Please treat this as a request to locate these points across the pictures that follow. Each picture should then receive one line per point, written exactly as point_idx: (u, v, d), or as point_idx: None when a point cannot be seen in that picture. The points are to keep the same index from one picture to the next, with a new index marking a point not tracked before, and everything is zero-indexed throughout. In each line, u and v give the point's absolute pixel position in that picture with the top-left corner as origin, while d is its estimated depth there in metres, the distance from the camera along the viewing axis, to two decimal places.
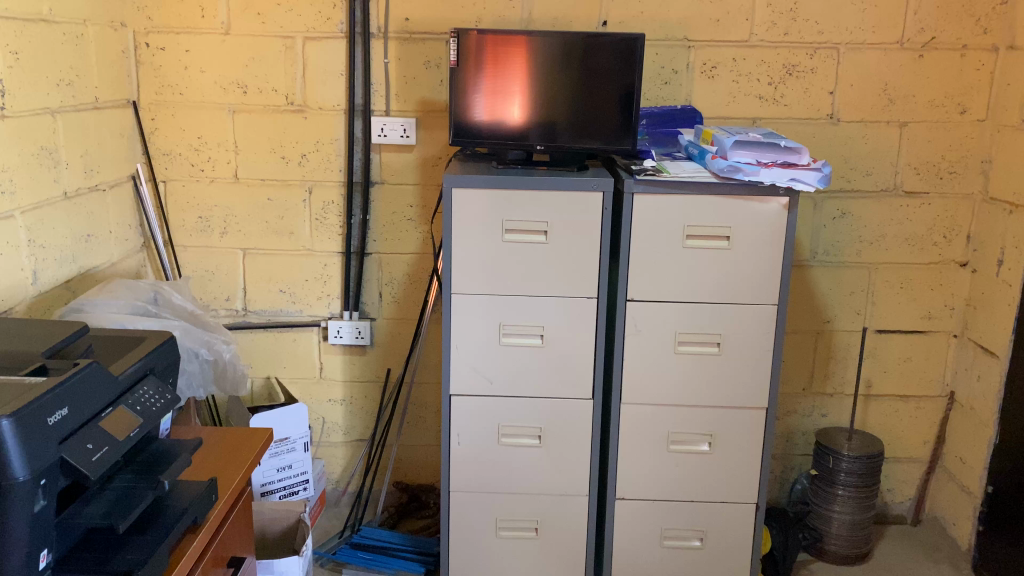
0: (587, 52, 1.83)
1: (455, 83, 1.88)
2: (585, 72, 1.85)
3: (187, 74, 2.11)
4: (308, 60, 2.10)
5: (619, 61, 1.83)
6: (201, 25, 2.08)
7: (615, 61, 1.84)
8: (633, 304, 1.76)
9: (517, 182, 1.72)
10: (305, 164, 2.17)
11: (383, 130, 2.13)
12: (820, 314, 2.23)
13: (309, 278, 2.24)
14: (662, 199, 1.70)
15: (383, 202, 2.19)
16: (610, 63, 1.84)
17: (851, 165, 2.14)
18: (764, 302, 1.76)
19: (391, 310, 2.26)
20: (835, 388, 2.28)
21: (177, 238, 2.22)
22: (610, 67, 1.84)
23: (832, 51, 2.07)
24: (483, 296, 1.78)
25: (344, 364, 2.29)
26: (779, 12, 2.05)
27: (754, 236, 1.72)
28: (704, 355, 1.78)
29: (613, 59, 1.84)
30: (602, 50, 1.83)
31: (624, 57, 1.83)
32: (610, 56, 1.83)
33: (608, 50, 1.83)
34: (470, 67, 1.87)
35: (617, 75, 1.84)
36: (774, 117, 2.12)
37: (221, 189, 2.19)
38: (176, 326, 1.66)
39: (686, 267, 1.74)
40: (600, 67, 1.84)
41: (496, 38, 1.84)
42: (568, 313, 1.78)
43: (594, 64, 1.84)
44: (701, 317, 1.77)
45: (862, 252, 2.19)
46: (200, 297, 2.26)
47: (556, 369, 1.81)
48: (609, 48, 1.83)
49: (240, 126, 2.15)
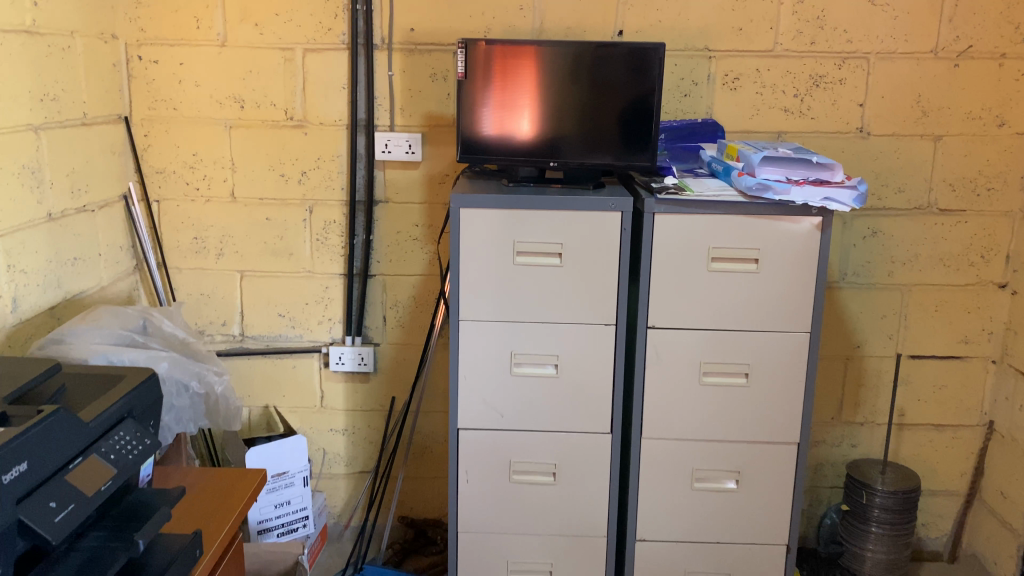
0: (597, 63, 1.72)
1: (461, 99, 1.78)
2: (596, 84, 1.73)
3: (182, 88, 2.01)
4: (308, 72, 2.00)
5: (633, 72, 1.72)
6: (197, 37, 1.98)
7: (628, 71, 1.72)
8: (655, 331, 1.64)
9: (529, 201, 1.60)
10: (305, 182, 2.06)
11: (387, 146, 2.02)
12: (850, 338, 2.11)
13: (309, 301, 2.13)
14: (685, 219, 1.59)
15: (387, 221, 2.08)
16: (622, 74, 1.72)
17: (883, 181, 2.02)
18: (795, 330, 1.64)
19: (395, 335, 2.15)
20: (866, 417, 2.15)
21: (171, 260, 2.12)
22: (623, 78, 1.73)
23: (861, 61, 1.96)
24: (493, 323, 1.66)
25: (346, 392, 2.17)
26: (805, 20, 1.94)
27: (785, 258, 1.60)
28: (731, 386, 1.66)
29: (626, 70, 1.72)
30: (613, 60, 1.72)
31: (638, 67, 1.72)
32: (623, 67, 1.72)
33: (620, 60, 1.72)
34: (477, 80, 1.76)
35: (632, 86, 1.73)
36: (800, 131, 2.00)
37: (217, 209, 2.08)
38: (164, 357, 1.54)
39: (711, 292, 1.62)
40: (611, 77, 1.73)
41: (504, 49, 1.73)
42: (585, 341, 1.66)
43: (605, 75, 1.73)
44: (727, 346, 1.65)
45: (894, 273, 2.07)
46: (195, 322, 2.15)
47: (572, 402, 1.69)
48: (621, 58, 1.71)
49: (237, 142, 2.04)
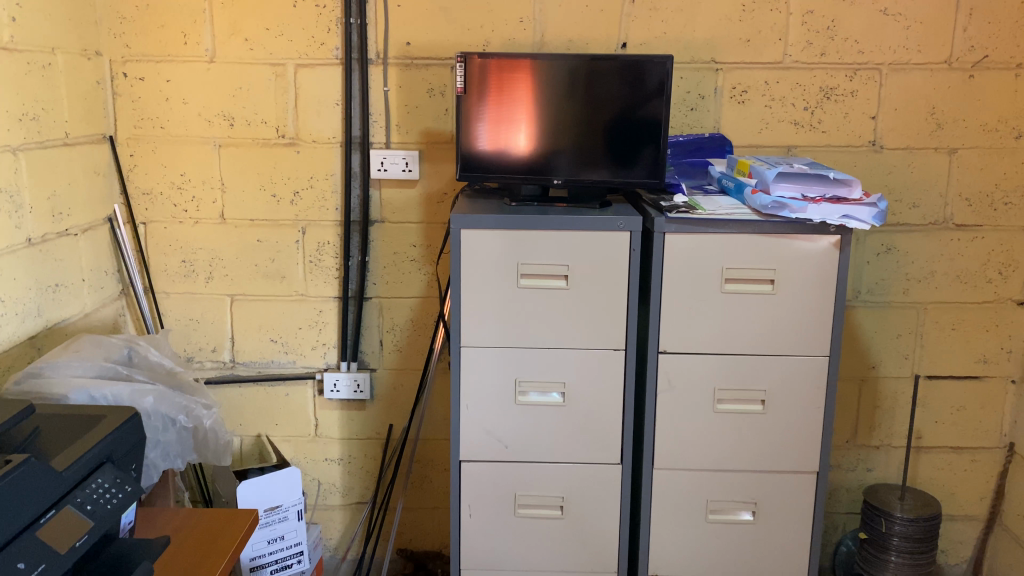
0: (593, 77, 1.65)
1: (458, 118, 1.71)
2: (594, 99, 1.66)
3: (169, 106, 1.94)
4: (300, 89, 1.92)
5: (631, 85, 1.65)
6: (184, 52, 1.91)
7: (626, 84, 1.65)
8: (666, 356, 1.57)
9: (533, 221, 1.53)
10: (298, 202, 1.98)
11: (383, 164, 1.94)
12: (864, 359, 2.03)
13: (303, 326, 2.05)
14: (697, 239, 1.51)
15: (384, 242, 2.00)
16: (620, 88, 1.65)
17: (896, 196, 1.95)
18: (813, 354, 1.56)
19: (392, 360, 2.06)
20: (882, 440, 2.08)
21: (158, 284, 2.03)
22: (621, 92, 1.65)
23: (873, 73, 1.89)
24: (497, 350, 1.58)
25: (341, 420, 2.09)
26: (814, 30, 1.87)
27: (802, 279, 1.53)
28: (747, 413, 1.59)
29: (624, 83, 1.65)
30: (609, 73, 1.65)
31: (637, 80, 1.64)
32: (621, 80, 1.65)
33: (617, 73, 1.64)
34: (473, 99, 1.69)
35: (632, 100, 1.66)
36: (810, 145, 1.94)
37: (206, 231, 2.00)
38: (149, 390, 1.46)
39: (725, 315, 1.55)
40: (608, 91, 1.66)
41: (500, 64, 1.66)
42: (594, 367, 1.58)
43: (602, 89, 1.66)
44: (742, 371, 1.57)
45: (909, 291, 2.00)
46: (184, 348, 2.06)
47: (579, 432, 1.61)
48: (617, 71, 1.64)
49: (227, 161, 1.96)
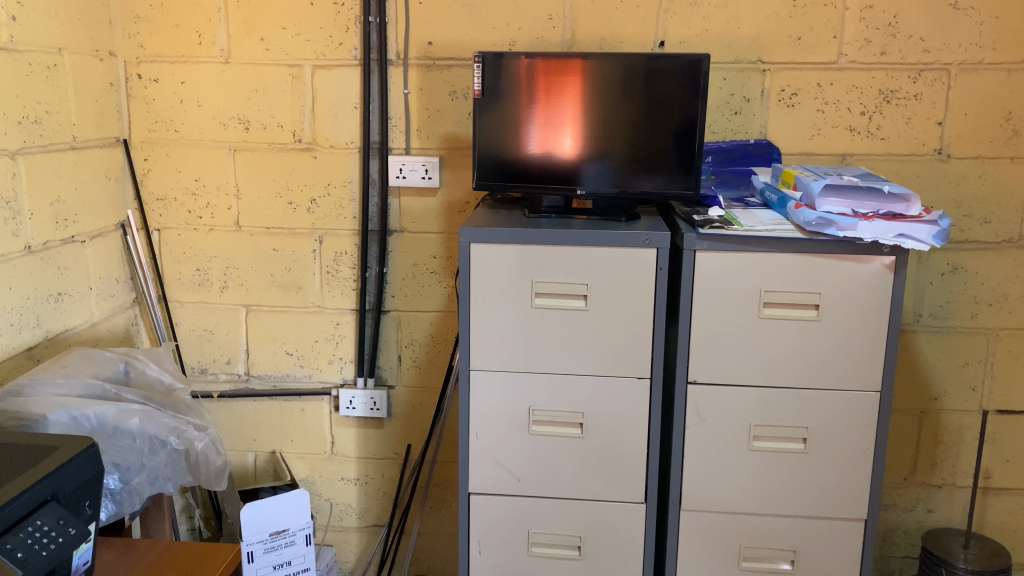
0: (649, 77, 1.51)
1: (491, 113, 1.58)
2: (643, 101, 1.52)
3: (183, 109, 1.87)
4: (317, 91, 1.83)
5: (685, 88, 1.51)
6: (199, 53, 1.83)
7: (681, 87, 1.51)
8: (696, 386, 1.42)
9: (550, 236, 1.40)
10: (314, 210, 1.89)
11: (402, 170, 1.83)
12: (926, 390, 1.84)
13: (318, 339, 1.95)
14: (731, 258, 1.36)
15: (403, 253, 1.89)
16: (675, 90, 1.51)
17: (965, 211, 1.76)
18: (863, 389, 1.39)
19: (411, 378, 1.95)
20: (945, 479, 1.88)
21: (171, 294, 1.96)
22: (674, 95, 1.51)
23: (940, 73, 1.71)
24: (509, 375, 1.46)
25: (358, 438, 1.99)
26: (873, 27, 1.70)
27: (850, 304, 1.36)
28: (786, 451, 1.42)
29: (679, 85, 1.51)
30: (666, 74, 1.50)
31: (693, 83, 1.50)
32: (676, 82, 1.51)
33: (674, 74, 1.50)
34: (509, 94, 1.57)
35: (683, 105, 1.51)
36: (868, 153, 1.76)
37: (221, 239, 1.92)
38: (136, 410, 1.38)
39: (762, 343, 1.39)
40: (662, 94, 1.52)
41: (541, 58, 1.54)
42: (616, 396, 1.44)
43: (655, 91, 1.52)
44: (780, 405, 1.41)
45: (978, 315, 1.80)
46: (198, 360, 1.99)
47: (599, 466, 1.47)
48: (676, 71, 1.50)
49: (241, 167, 1.88)
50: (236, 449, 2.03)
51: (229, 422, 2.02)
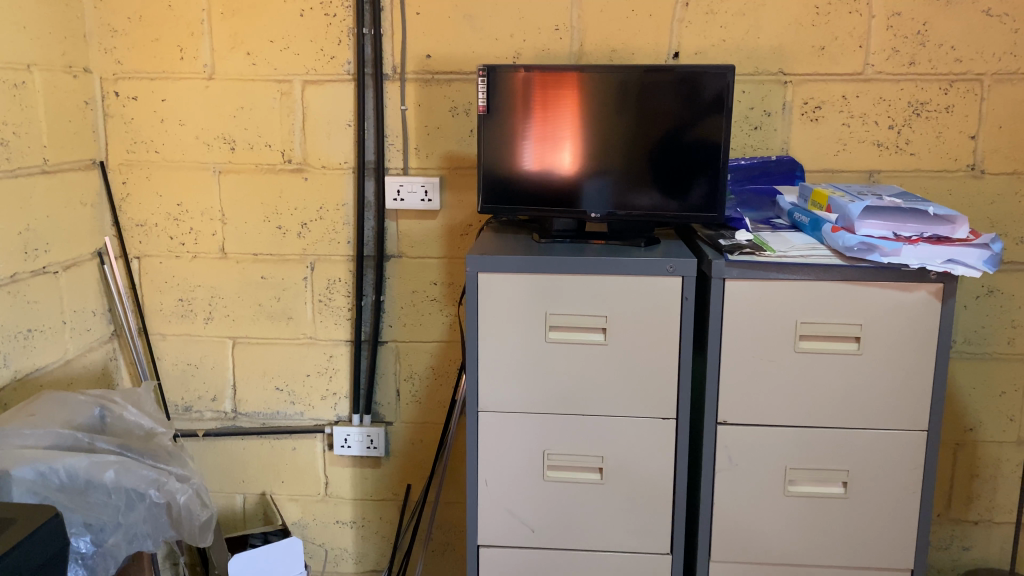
0: (646, 92, 1.40)
1: (485, 146, 1.47)
2: (644, 117, 1.41)
3: (164, 128, 1.74)
4: (307, 108, 1.71)
5: (685, 101, 1.39)
6: (181, 69, 1.71)
7: (680, 100, 1.40)
8: (727, 426, 1.30)
9: (565, 264, 1.28)
10: (305, 235, 1.76)
11: (400, 192, 1.71)
12: (960, 421, 1.73)
13: (311, 373, 1.82)
14: (763, 287, 1.24)
15: (401, 280, 1.77)
16: (675, 104, 1.40)
17: (1001, 230, 1.65)
18: (908, 429, 1.28)
19: (411, 414, 1.82)
20: (981, 515, 1.77)
21: (153, 325, 1.83)
22: (675, 109, 1.40)
23: (973, 84, 1.60)
24: (522, 416, 1.33)
25: (353, 478, 1.86)
26: (901, 36, 1.60)
27: (894, 336, 1.25)
28: (825, 497, 1.30)
29: (678, 99, 1.40)
30: (662, 87, 1.40)
31: (692, 95, 1.39)
32: (674, 95, 1.39)
33: (671, 87, 1.39)
34: (503, 123, 1.46)
35: (686, 119, 1.40)
36: (897, 169, 1.65)
37: (206, 267, 1.80)
38: (111, 461, 1.25)
39: (798, 380, 1.27)
40: (661, 108, 1.40)
41: (530, 82, 1.43)
42: (640, 438, 1.32)
43: (654, 106, 1.41)
44: (819, 447, 1.29)
45: (1015, 341, 1.69)
46: (182, 397, 1.86)
47: (621, 514, 1.35)
48: (673, 84, 1.39)
49: (227, 190, 1.76)
50: (224, 490, 1.89)
51: (216, 462, 1.88)
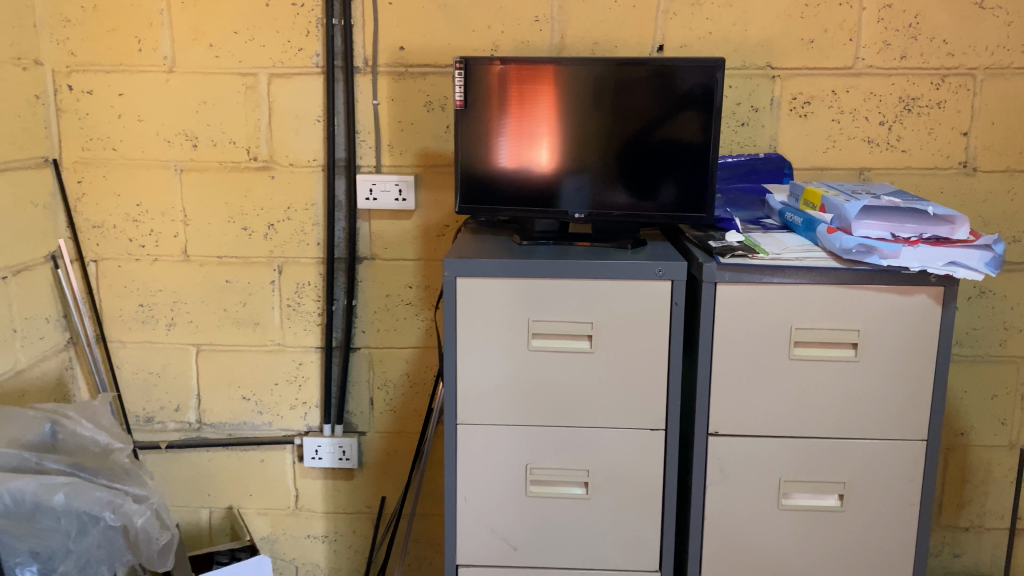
0: (622, 88, 1.34)
1: (458, 151, 1.40)
2: (625, 114, 1.34)
3: (122, 124, 1.65)
4: (274, 103, 1.62)
5: (663, 96, 1.33)
6: (139, 61, 1.62)
7: (656, 96, 1.33)
8: (719, 437, 1.24)
9: (548, 268, 1.21)
10: (273, 236, 1.68)
11: (372, 191, 1.63)
12: (951, 425, 1.69)
13: (279, 382, 1.74)
14: (757, 292, 1.18)
15: (374, 284, 1.69)
16: (652, 100, 1.33)
17: (994, 229, 1.61)
18: (906, 439, 1.23)
19: (385, 424, 1.74)
20: (972, 521, 1.72)
21: (111, 332, 1.73)
22: (653, 105, 1.34)
23: (965, 79, 1.55)
24: (503, 429, 1.26)
25: (325, 491, 1.77)
26: (892, 29, 1.54)
27: (892, 342, 1.19)
28: (821, 510, 1.25)
29: (656, 94, 1.33)
30: (638, 82, 1.33)
31: (669, 90, 1.32)
32: (651, 90, 1.33)
33: (647, 83, 1.33)
34: (476, 125, 1.39)
35: (665, 115, 1.34)
36: (888, 167, 1.60)
37: (167, 270, 1.70)
38: (61, 481, 1.16)
39: (792, 390, 1.21)
40: (638, 104, 1.34)
41: (503, 82, 1.36)
42: (627, 450, 1.26)
43: (630, 102, 1.34)
44: (814, 458, 1.24)
45: (1007, 343, 1.65)
46: (143, 408, 1.77)
47: (607, 530, 1.28)
48: (648, 79, 1.32)
49: (190, 189, 1.66)
50: (188, 505, 1.80)
51: (180, 476, 1.79)
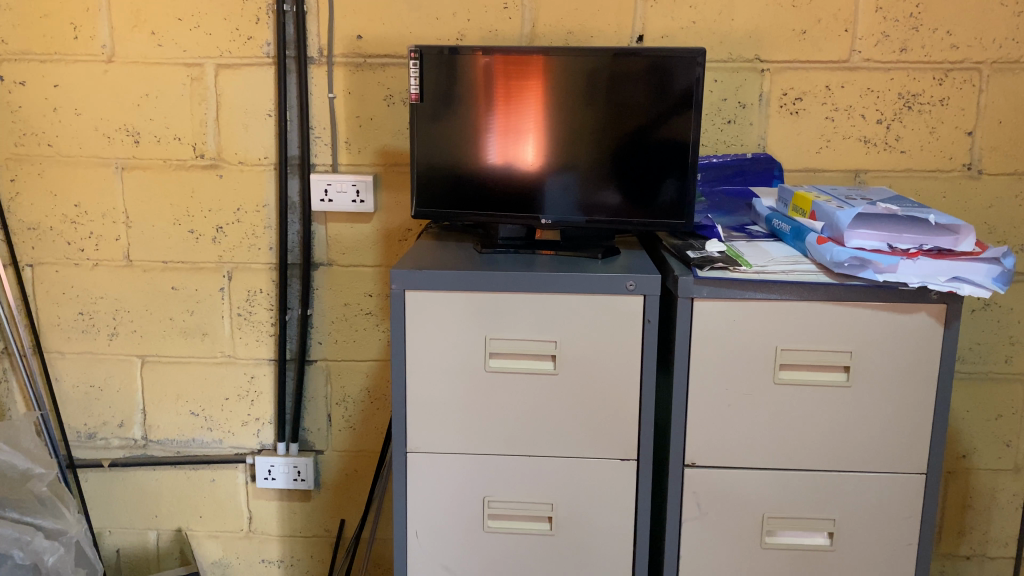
0: (603, 83, 1.21)
1: (414, 149, 1.29)
2: (597, 111, 1.22)
3: (58, 118, 1.52)
4: (221, 96, 1.49)
5: (654, 93, 1.20)
6: (75, 50, 1.49)
7: (632, 92, 1.21)
8: (695, 469, 1.12)
9: (506, 281, 1.08)
10: (221, 240, 1.55)
11: (327, 192, 1.51)
12: (952, 447, 1.57)
13: (229, 397, 1.62)
14: (737, 309, 1.06)
15: (331, 292, 1.57)
16: (629, 95, 1.21)
17: (999, 237, 1.49)
18: (903, 472, 1.10)
19: (343, 442, 1.62)
20: (974, 549, 1.61)
21: (49, 342, 1.61)
22: (635, 102, 1.21)
23: (970, 74, 1.43)
24: (458, 457, 1.14)
25: (280, 513, 1.66)
26: (892, 19, 1.42)
27: (888, 366, 1.07)
28: (808, 549, 1.13)
29: (632, 89, 1.21)
30: (613, 77, 1.21)
31: (645, 85, 1.20)
32: (627, 86, 1.21)
33: (620, 77, 1.21)
34: (442, 116, 1.27)
35: (653, 114, 1.21)
36: (885, 169, 1.48)
37: (108, 276, 1.58)
38: None
39: (778, 418, 1.09)
40: (612, 101, 1.22)
41: (480, 68, 1.24)
42: (593, 483, 1.14)
43: (603, 98, 1.22)
44: (801, 493, 1.12)
45: (1014, 359, 1.53)
46: (85, 423, 1.65)
47: (573, 568, 1.16)
48: (633, 73, 1.20)
49: (131, 189, 1.54)
50: (134, 526, 1.68)
51: (125, 496, 1.67)
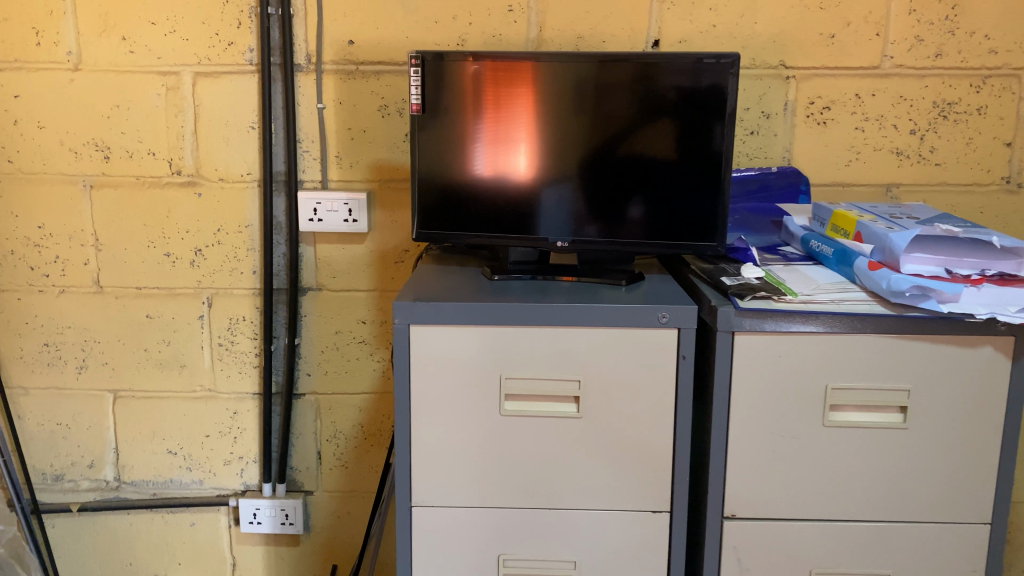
0: (624, 90, 1.09)
1: (415, 164, 1.16)
2: (618, 121, 1.10)
3: (19, 132, 1.39)
4: (199, 107, 1.37)
5: (668, 99, 1.08)
6: (37, 57, 1.36)
7: (659, 100, 1.08)
8: (735, 521, 1.00)
9: (523, 313, 0.97)
10: (200, 263, 1.42)
11: (317, 211, 1.38)
12: None
13: (210, 434, 1.48)
14: (783, 344, 0.95)
15: (321, 319, 1.44)
16: (654, 104, 1.09)
17: None
18: (965, 522, 1.00)
19: (335, 481, 1.50)
20: None
21: (10, 376, 1.47)
22: (659, 111, 1.09)
23: (1010, 80, 1.33)
24: (470, 511, 1.02)
25: (267, 558, 1.52)
26: (926, 21, 1.32)
27: (949, 405, 0.96)
28: None
29: (658, 96, 1.08)
30: (636, 83, 1.09)
31: (673, 92, 1.08)
32: (652, 92, 1.08)
33: (646, 83, 1.08)
34: (445, 129, 1.14)
35: (676, 123, 1.09)
36: (919, 183, 1.38)
37: (75, 303, 1.44)
38: None
39: (827, 463, 0.98)
40: (635, 109, 1.09)
41: (487, 75, 1.12)
42: (621, 537, 1.02)
43: (626, 107, 1.10)
44: (852, 546, 1.01)
45: None
46: (52, 463, 1.51)
47: None
48: (658, 78, 1.08)
49: (101, 209, 1.41)
50: None
51: (96, 542, 1.53)
